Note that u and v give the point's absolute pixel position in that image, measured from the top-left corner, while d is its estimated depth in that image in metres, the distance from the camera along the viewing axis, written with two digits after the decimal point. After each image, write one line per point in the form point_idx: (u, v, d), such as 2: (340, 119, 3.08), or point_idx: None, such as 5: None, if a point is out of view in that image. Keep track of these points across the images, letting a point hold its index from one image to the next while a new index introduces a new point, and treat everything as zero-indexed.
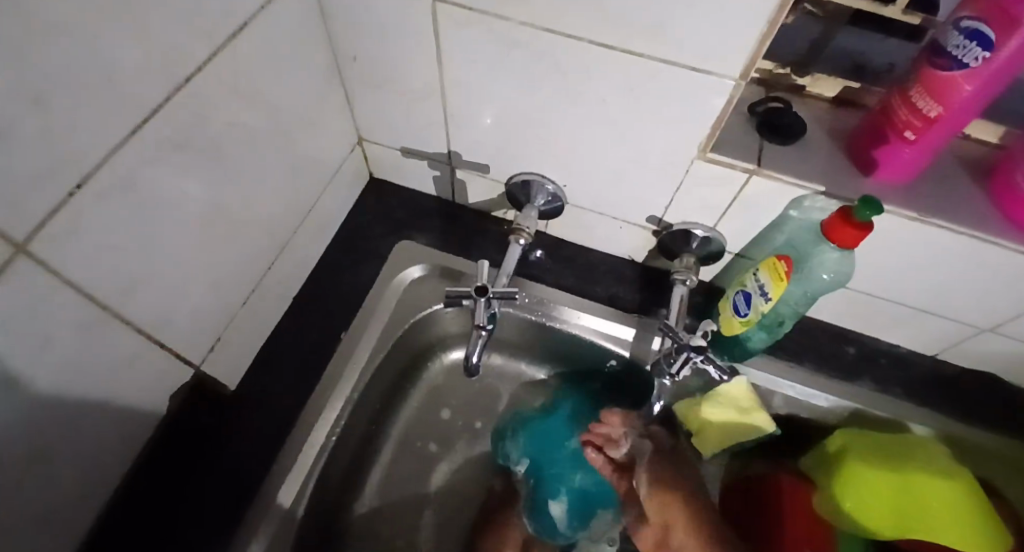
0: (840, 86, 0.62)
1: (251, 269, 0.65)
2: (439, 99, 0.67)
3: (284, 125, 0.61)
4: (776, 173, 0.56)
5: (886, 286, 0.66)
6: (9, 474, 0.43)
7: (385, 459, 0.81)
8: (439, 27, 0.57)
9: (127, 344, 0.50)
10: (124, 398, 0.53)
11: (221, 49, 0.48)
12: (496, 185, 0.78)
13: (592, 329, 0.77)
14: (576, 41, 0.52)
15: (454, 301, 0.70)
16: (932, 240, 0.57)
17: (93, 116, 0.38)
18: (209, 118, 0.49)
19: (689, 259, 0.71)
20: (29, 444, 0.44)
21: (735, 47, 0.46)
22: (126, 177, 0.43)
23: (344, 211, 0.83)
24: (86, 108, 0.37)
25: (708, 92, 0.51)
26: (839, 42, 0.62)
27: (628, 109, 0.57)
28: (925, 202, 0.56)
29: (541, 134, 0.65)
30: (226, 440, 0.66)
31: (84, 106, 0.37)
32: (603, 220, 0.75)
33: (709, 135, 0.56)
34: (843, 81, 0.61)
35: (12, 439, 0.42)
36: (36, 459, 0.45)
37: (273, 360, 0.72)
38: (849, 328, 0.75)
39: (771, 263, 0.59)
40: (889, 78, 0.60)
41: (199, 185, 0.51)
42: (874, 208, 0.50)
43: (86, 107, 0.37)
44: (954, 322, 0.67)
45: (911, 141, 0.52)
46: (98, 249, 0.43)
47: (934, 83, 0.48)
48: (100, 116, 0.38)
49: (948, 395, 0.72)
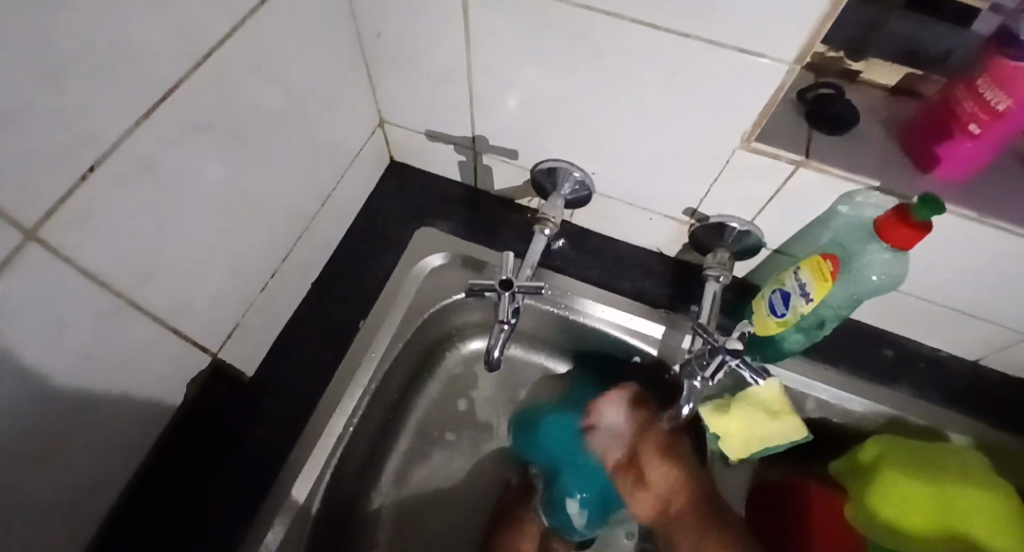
0: (901, 74, 0.58)
1: (269, 254, 0.63)
2: (466, 81, 0.64)
3: (306, 105, 0.59)
4: (826, 166, 0.52)
5: (934, 289, 0.62)
6: (21, 464, 0.42)
7: (401, 450, 0.80)
8: (470, 4, 0.54)
9: (142, 331, 0.48)
10: (139, 385, 0.52)
11: (242, 24, 0.45)
12: (521, 172, 0.75)
13: (616, 324, 0.75)
14: (617, 21, 0.48)
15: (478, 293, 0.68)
16: (993, 243, 0.53)
17: (107, 94, 0.36)
18: (229, 97, 0.47)
19: (723, 254, 0.68)
20: (43, 434, 0.43)
21: (793, 29, 0.43)
22: (141, 159, 0.41)
23: (364, 195, 0.80)
24: (99, 85, 0.35)
25: (759, 78, 0.48)
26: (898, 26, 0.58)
27: (669, 95, 0.53)
28: (986, 200, 0.52)
29: (572, 119, 0.62)
30: (241, 428, 0.65)
31: (99, 84, 0.35)
32: (633, 211, 0.72)
33: (755, 123, 0.52)
34: (903, 67, 0.58)
35: (26, 429, 0.41)
36: (50, 448, 0.44)
37: (291, 347, 0.71)
38: (887, 330, 0.72)
39: (815, 262, 0.56)
40: (952, 66, 0.56)
41: (217, 168, 0.49)
42: (932, 209, 0.47)
43: (100, 85, 0.35)
44: (1005, 328, 0.64)
45: (974, 136, 0.49)
46: (113, 234, 0.41)
47: (1002, 75, 0.44)
48: (116, 95, 0.36)
49: (991, 404, 0.69)
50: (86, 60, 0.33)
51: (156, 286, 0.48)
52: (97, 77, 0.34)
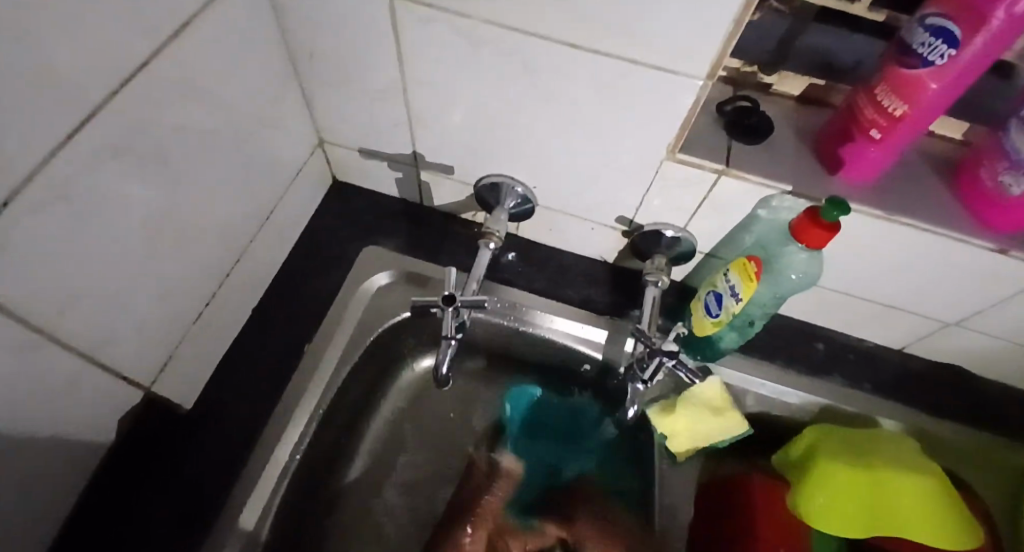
0: (806, 84, 0.62)
1: (204, 281, 0.61)
2: (402, 100, 0.65)
3: (238, 127, 0.58)
4: (743, 173, 0.56)
5: (856, 284, 0.66)
6: None
7: (355, 472, 0.78)
8: (399, 26, 0.55)
9: (66, 366, 0.47)
10: (66, 423, 0.50)
11: (164, 48, 0.44)
12: (463, 187, 0.76)
13: (563, 333, 0.76)
14: (540, 39, 0.50)
15: (422, 309, 0.69)
16: (901, 238, 0.57)
17: (20, 121, 0.35)
18: (152, 122, 0.46)
19: (660, 260, 0.70)
20: None
21: (698, 48, 0.45)
22: (59, 188, 0.39)
23: (306, 216, 0.80)
24: (11, 113, 0.34)
25: (674, 92, 0.50)
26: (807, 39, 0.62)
27: (594, 110, 0.55)
28: (891, 200, 0.56)
29: (508, 135, 0.63)
30: (182, 464, 0.63)
31: (9, 111, 0.34)
32: (574, 222, 0.74)
33: (678, 135, 0.55)
34: (809, 78, 0.61)
35: None
36: None
37: (233, 375, 0.69)
38: (818, 324, 0.76)
39: (741, 264, 0.59)
40: (853, 76, 0.61)
41: (142, 193, 0.48)
42: (841, 209, 0.50)
43: (11, 112, 0.34)
44: (921, 316, 0.69)
45: (877, 140, 0.52)
46: (30, 267, 0.40)
47: (900, 81, 0.48)
48: (28, 122, 0.35)
49: (915, 389, 0.73)
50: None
51: (79, 318, 0.46)
52: (8, 105, 0.33)
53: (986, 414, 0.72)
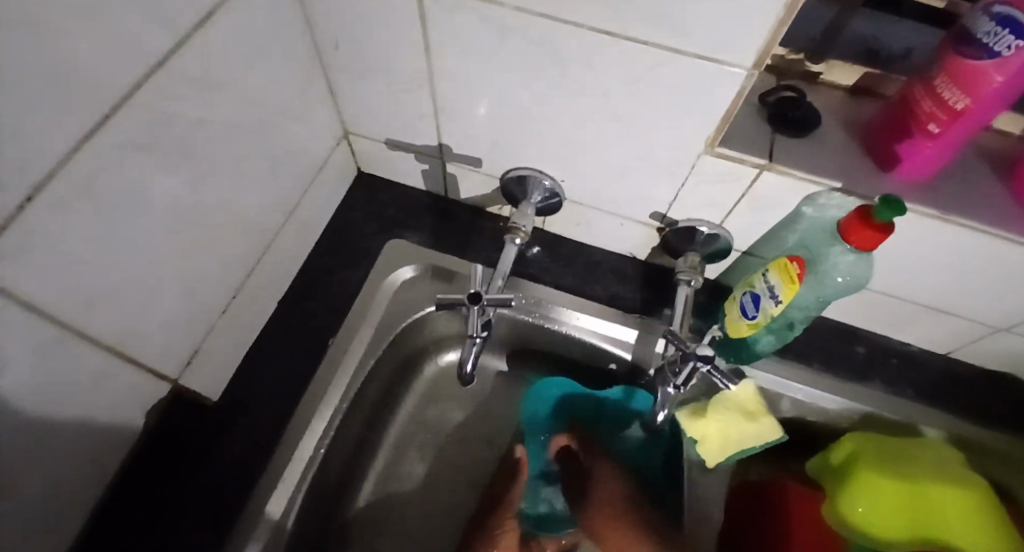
0: (858, 74, 0.58)
1: (228, 274, 0.61)
2: (428, 91, 0.63)
3: (262, 119, 0.57)
4: (789, 169, 0.53)
5: (904, 286, 0.63)
6: None
7: (378, 466, 0.78)
8: (427, 14, 0.53)
9: (93, 361, 0.46)
10: (92, 416, 0.50)
11: (186, 39, 0.43)
12: (490, 181, 0.75)
13: (590, 331, 0.74)
14: (574, 28, 0.48)
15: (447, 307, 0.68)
16: (956, 240, 0.54)
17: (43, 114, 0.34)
18: (174, 113, 0.45)
19: (693, 258, 0.68)
20: None
21: (745, 37, 0.42)
22: (84, 183, 0.39)
23: (330, 209, 0.79)
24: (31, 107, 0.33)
25: (717, 83, 0.47)
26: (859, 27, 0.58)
27: (631, 102, 0.53)
28: (947, 198, 0.53)
29: (537, 127, 0.61)
30: (208, 455, 0.63)
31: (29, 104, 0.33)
32: (604, 217, 0.71)
33: (718, 128, 0.52)
34: (862, 68, 0.57)
35: None
36: None
37: (257, 368, 0.69)
38: (857, 327, 0.73)
39: (782, 264, 0.56)
40: (909, 66, 0.57)
41: (166, 188, 0.47)
42: (895, 208, 0.47)
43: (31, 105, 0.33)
44: (972, 321, 0.65)
45: (934, 135, 0.49)
46: (57, 262, 0.39)
47: (960, 73, 0.45)
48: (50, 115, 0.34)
49: (960, 396, 0.70)
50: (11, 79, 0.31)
51: (105, 313, 0.46)
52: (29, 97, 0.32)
53: None
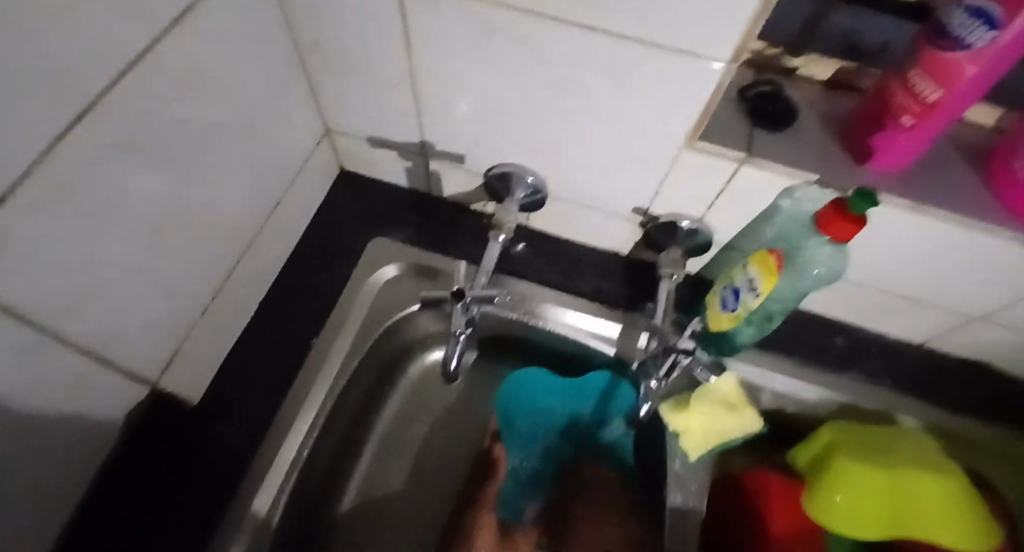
0: (834, 68, 0.59)
1: (210, 275, 0.60)
2: (410, 87, 0.63)
3: (243, 117, 0.57)
4: (767, 163, 0.53)
5: (881, 277, 0.64)
6: None
7: (364, 465, 0.78)
8: (409, 9, 0.52)
9: (72, 364, 0.46)
10: (69, 423, 0.49)
11: (164, 36, 0.43)
12: (473, 177, 0.74)
13: (574, 328, 0.75)
14: (557, 24, 0.48)
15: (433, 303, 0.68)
16: (930, 231, 0.55)
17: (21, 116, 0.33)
18: (154, 112, 0.44)
19: (676, 253, 0.69)
20: None
21: (724, 31, 0.43)
22: (63, 183, 0.38)
23: (312, 207, 0.78)
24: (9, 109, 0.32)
25: (696, 78, 0.48)
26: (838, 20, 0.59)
27: (613, 97, 0.53)
28: (920, 190, 0.54)
29: (521, 123, 0.61)
30: (192, 458, 0.62)
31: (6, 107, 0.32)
32: (587, 213, 0.72)
33: (697, 123, 0.52)
34: (837, 61, 0.59)
35: None
36: None
37: (239, 368, 0.68)
38: (837, 318, 0.74)
39: (761, 257, 0.57)
40: (884, 60, 0.58)
41: (145, 188, 0.47)
42: (869, 201, 0.48)
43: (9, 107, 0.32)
44: (948, 312, 0.66)
45: (908, 127, 0.50)
46: (30, 265, 0.38)
47: (934, 65, 0.45)
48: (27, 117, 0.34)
49: (937, 385, 0.71)
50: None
51: (83, 315, 0.45)
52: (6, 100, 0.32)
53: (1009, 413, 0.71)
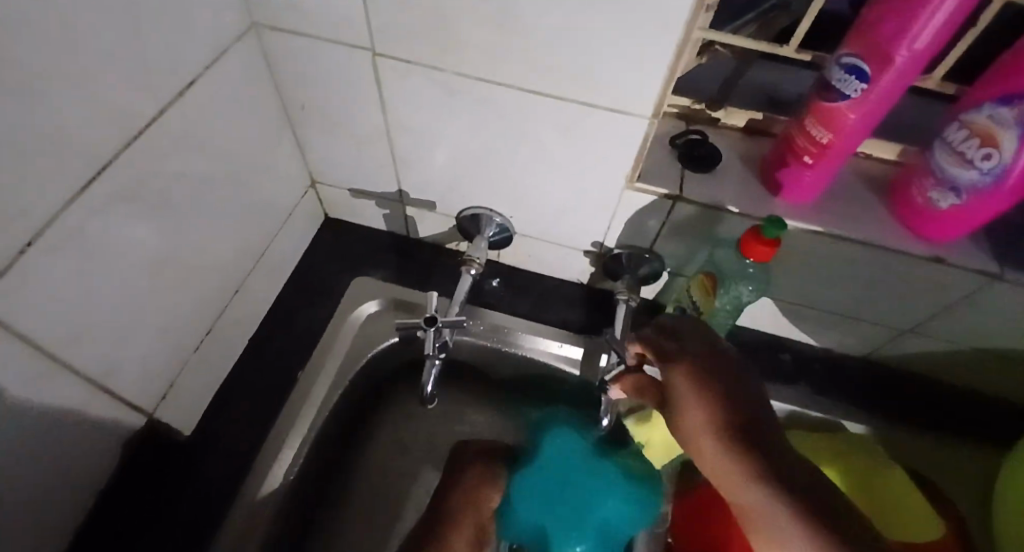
0: (748, 117, 0.67)
1: (203, 313, 0.66)
2: (386, 142, 0.71)
3: (236, 170, 0.64)
4: (697, 198, 0.62)
5: (812, 296, 0.72)
6: None
7: (347, 495, 0.81)
8: (382, 76, 0.61)
9: (75, 395, 0.51)
10: (70, 450, 0.53)
11: (168, 104, 0.50)
12: (446, 220, 0.82)
13: (542, 353, 0.81)
14: (509, 87, 0.56)
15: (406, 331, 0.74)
16: (846, 252, 0.63)
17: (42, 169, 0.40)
18: (157, 169, 0.51)
19: (628, 281, 0.76)
20: None
21: (643, 88, 0.52)
22: (76, 228, 0.44)
23: (299, 252, 0.85)
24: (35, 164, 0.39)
25: (628, 129, 0.57)
26: (752, 77, 0.69)
27: (563, 145, 0.61)
28: (831, 217, 0.62)
29: (485, 169, 0.69)
30: (184, 486, 0.66)
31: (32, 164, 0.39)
32: (551, 248, 0.79)
33: (635, 164, 0.60)
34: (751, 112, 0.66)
35: None
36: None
37: (229, 401, 0.73)
38: (783, 337, 0.81)
39: (699, 281, 0.71)
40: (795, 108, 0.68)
41: (148, 233, 0.53)
42: (779, 226, 0.56)
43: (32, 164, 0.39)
44: (878, 325, 0.73)
45: (809, 165, 0.58)
46: (49, 299, 0.44)
47: (825, 112, 0.54)
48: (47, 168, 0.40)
49: (877, 395, 0.78)
50: (17, 143, 0.37)
51: (90, 348, 0.50)
52: (31, 159, 0.39)
53: (944, 418, 0.77)
